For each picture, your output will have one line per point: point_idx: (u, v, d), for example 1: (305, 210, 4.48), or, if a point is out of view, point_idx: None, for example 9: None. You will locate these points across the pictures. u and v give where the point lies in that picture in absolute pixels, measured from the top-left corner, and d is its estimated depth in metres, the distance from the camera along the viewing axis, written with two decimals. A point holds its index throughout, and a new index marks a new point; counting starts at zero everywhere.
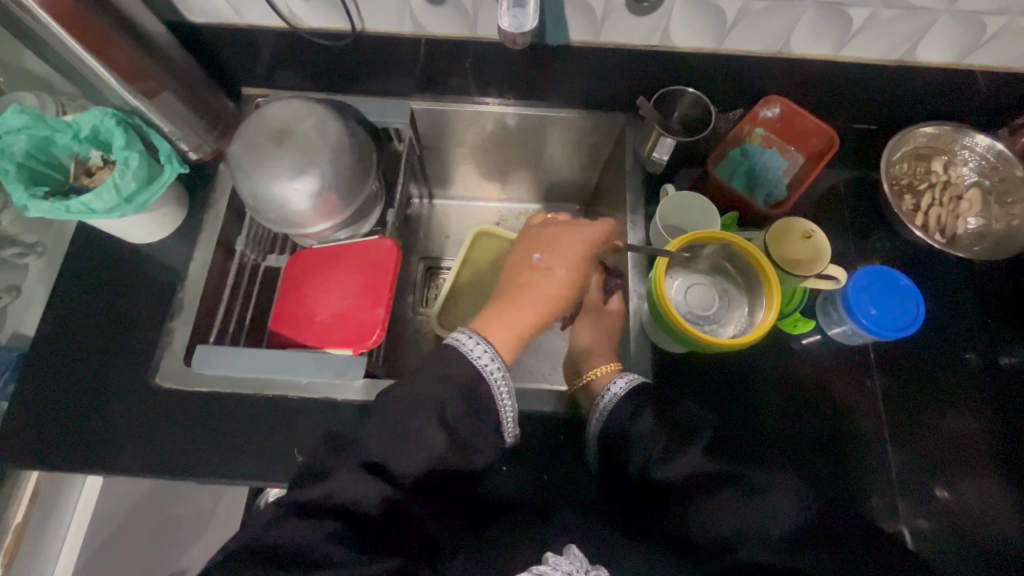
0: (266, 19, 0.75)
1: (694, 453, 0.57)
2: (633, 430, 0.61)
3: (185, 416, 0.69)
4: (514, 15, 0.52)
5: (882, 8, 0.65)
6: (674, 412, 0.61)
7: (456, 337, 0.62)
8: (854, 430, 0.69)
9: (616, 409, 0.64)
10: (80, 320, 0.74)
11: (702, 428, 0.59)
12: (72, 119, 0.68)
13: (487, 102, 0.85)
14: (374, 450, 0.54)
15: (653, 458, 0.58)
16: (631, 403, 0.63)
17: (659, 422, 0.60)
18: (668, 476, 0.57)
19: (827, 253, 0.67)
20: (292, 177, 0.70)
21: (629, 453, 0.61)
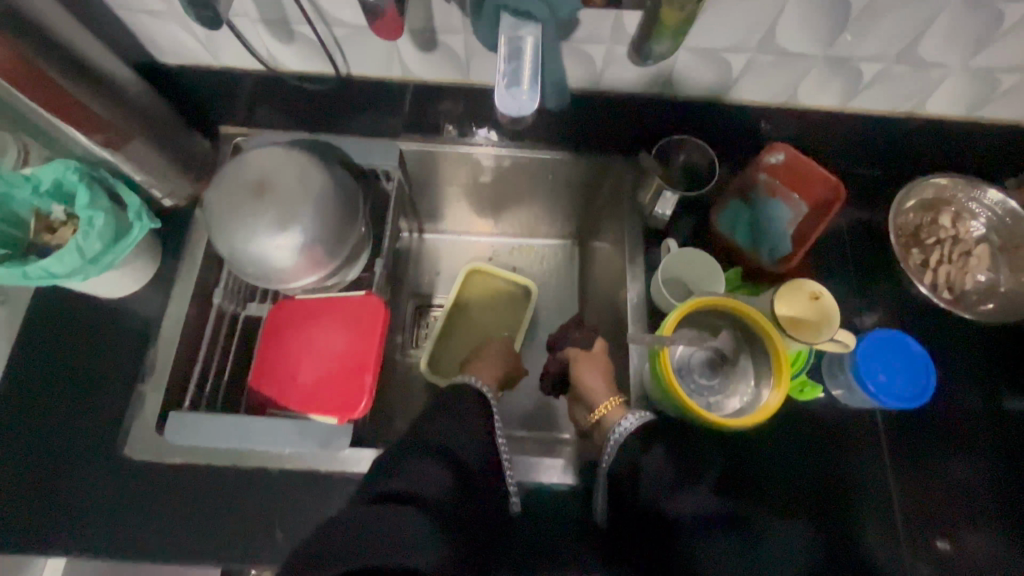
0: (245, 60, 0.70)
1: (705, 491, 0.56)
2: (644, 462, 0.59)
3: (157, 491, 0.65)
4: (512, 95, 0.44)
5: (894, 64, 0.61)
6: (688, 451, 0.59)
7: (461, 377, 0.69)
8: (856, 475, 0.67)
9: (626, 448, 0.61)
10: (43, 384, 0.69)
11: (709, 467, 0.58)
12: (29, 171, 0.63)
13: (479, 143, 0.79)
14: (444, 440, 0.59)
15: (663, 493, 0.56)
16: (644, 442, 0.60)
17: (670, 461, 0.58)
18: (677, 512, 0.55)
19: (837, 314, 0.64)
20: (272, 235, 0.66)
21: (637, 491, 0.58)
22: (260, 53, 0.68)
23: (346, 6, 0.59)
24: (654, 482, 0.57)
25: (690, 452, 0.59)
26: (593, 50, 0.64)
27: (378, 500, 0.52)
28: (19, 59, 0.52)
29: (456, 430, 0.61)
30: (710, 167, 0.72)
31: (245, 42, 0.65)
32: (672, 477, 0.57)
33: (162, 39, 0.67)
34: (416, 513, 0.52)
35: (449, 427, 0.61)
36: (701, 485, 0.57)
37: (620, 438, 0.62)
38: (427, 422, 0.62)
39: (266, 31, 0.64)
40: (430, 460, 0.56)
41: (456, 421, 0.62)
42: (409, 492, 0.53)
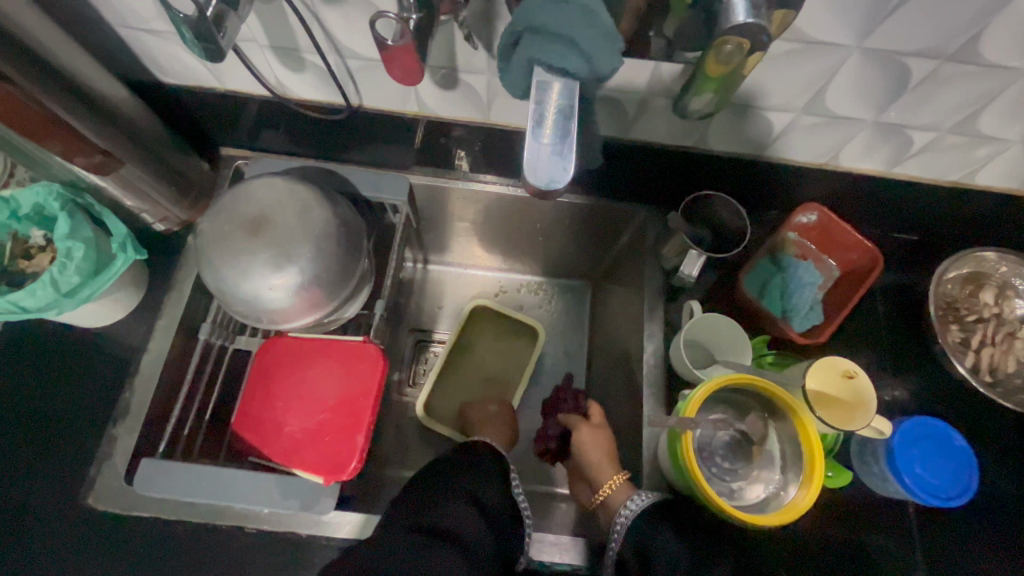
0: (252, 85, 0.66)
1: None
2: (653, 548, 0.53)
3: (121, 546, 0.59)
4: (543, 164, 0.38)
5: (948, 135, 0.57)
6: (704, 539, 0.53)
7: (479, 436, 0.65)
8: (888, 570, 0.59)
9: (634, 530, 0.55)
10: (10, 419, 0.64)
11: (724, 555, 0.52)
12: (8, 194, 0.58)
13: (484, 180, 0.75)
14: (475, 485, 0.58)
15: None
16: (653, 524, 0.55)
17: (685, 549, 0.52)
18: None
19: (873, 398, 0.59)
20: (266, 275, 0.61)
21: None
22: (268, 79, 0.64)
23: (362, 40, 0.55)
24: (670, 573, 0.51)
25: (702, 537, 0.53)
26: (623, 99, 0.60)
27: (415, 530, 0.53)
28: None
29: (482, 477, 0.59)
30: (739, 228, 0.67)
31: (252, 70, 0.60)
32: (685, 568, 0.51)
33: (165, 59, 0.63)
34: (449, 550, 0.52)
35: (471, 472, 0.59)
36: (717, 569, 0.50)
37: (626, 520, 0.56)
38: (441, 474, 0.59)
39: (275, 58, 0.60)
40: (464, 501, 0.56)
41: (475, 469, 0.60)
42: (442, 532, 0.53)
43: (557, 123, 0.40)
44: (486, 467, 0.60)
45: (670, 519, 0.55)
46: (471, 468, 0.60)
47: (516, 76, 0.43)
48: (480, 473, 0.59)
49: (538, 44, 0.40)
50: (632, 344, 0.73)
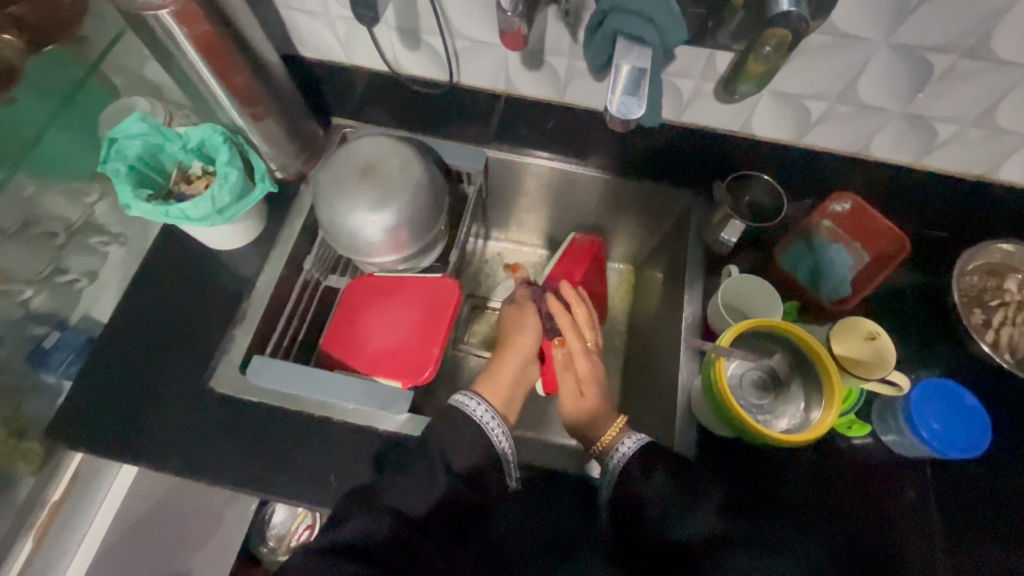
0: (372, 61, 0.81)
1: (712, 512, 0.57)
2: (646, 490, 0.59)
3: (232, 422, 0.71)
4: (624, 101, 0.49)
5: (971, 127, 0.65)
6: (690, 479, 0.59)
7: (460, 398, 0.64)
8: (900, 521, 0.65)
9: (626, 471, 0.61)
10: (152, 315, 0.78)
11: (712, 490, 0.58)
12: (182, 130, 0.73)
13: (538, 155, 0.83)
14: (393, 495, 0.56)
15: (667, 515, 0.57)
16: (645, 464, 0.60)
17: (674, 488, 0.58)
18: (682, 535, 0.56)
19: (892, 354, 0.65)
20: (370, 211, 0.72)
21: (646, 517, 0.58)
22: (387, 56, 0.78)
23: (473, 24, 0.69)
24: (659, 507, 0.57)
25: (696, 474, 0.60)
26: (680, 83, 0.71)
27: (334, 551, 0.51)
28: (214, 44, 0.62)
29: (410, 486, 0.57)
30: (775, 206, 0.76)
31: (379, 45, 0.75)
32: (676, 499, 0.57)
33: (310, 36, 0.79)
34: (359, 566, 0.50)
35: (405, 476, 0.58)
36: (705, 501, 0.57)
37: (621, 461, 0.62)
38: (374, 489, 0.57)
39: (398, 37, 0.74)
40: (373, 511, 0.54)
41: (410, 474, 0.58)
42: (343, 543, 0.52)
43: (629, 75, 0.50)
44: (419, 463, 0.59)
45: (666, 458, 0.61)
46: (408, 473, 0.58)
47: (601, 45, 0.54)
48: (400, 483, 0.57)
49: (623, 18, 0.52)
50: (671, 308, 0.81)
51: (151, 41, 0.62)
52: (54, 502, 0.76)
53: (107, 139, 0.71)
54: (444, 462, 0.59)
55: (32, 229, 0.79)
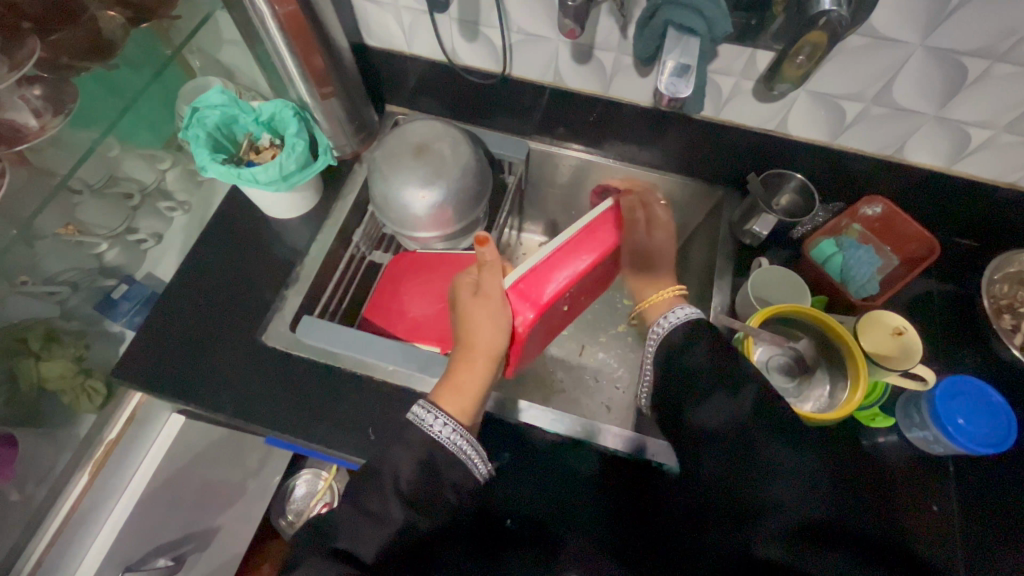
0: (430, 52, 0.87)
1: (737, 404, 0.59)
2: (681, 361, 0.65)
3: (281, 374, 0.76)
4: (672, 82, 0.54)
5: (1003, 132, 0.68)
6: (731, 357, 0.63)
7: (416, 412, 0.61)
8: (919, 516, 0.66)
9: (677, 331, 0.67)
10: (209, 274, 0.84)
11: (749, 378, 0.61)
12: (256, 105, 0.81)
13: (570, 148, 0.92)
14: (342, 535, 0.53)
15: (691, 400, 0.62)
16: (688, 333, 0.66)
17: (710, 361, 0.63)
18: (703, 418, 0.60)
19: (920, 352, 0.67)
20: (421, 185, 0.76)
21: (675, 387, 0.64)
22: (445, 47, 0.84)
23: (531, 17, 0.75)
24: (686, 382, 0.63)
25: (735, 360, 0.62)
26: (722, 82, 0.75)
27: None
28: (299, 24, 0.69)
29: (363, 521, 0.54)
30: (804, 207, 0.80)
31: (440, 37, 0.81)
32: (705, 380, 0.62)
33: (376, 26, 0.85)
34: None
35: (356, 514, 0.55)
36: (732, 390, 0.60)
37: (673, 322, 0.68)
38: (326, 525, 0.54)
39: (459, 30, 0.81)
40: (327, 558, 0.51)
41: (362, 513, 0.55)
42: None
43: (671, 65, 0.56)
44: (372, 493, 0.56)
45: (708, 333, 0.65)
46: (358, 509, 0.55)
47: (653, 34, 0.59)
48: (351, 518, 0.55)
49: (675, 11, 0.57)
50: (701, 299, 0.84)
51: (244, 18, 0.69)
52: (110, 441, 0.87)
53: (190, 108, 0.79)
54: (398, 489, 0.56)
55: (111, 188, 0.86)
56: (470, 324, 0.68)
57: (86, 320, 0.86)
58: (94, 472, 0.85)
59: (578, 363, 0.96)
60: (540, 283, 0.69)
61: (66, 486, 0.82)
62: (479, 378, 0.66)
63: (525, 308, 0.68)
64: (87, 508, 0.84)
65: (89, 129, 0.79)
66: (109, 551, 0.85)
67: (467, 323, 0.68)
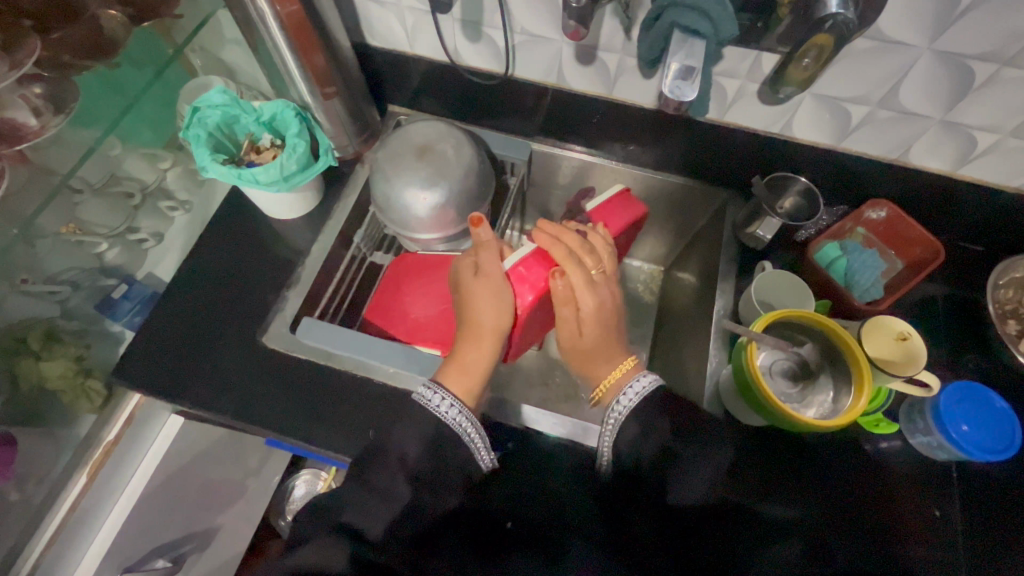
0: (432, 52, 0.87)
1: (715, 478, 0.58)
2: (646, 446, 0.59)
3: (282, 376, 0.76)
4: (677, 85, 0.54)
5: (1010, 137, 0.67)
6: (699, 438, 0.60)
7: (419, 392, 0.62)
8: (924, 524, 0.66)
9: (634, 413, 0.61)
10: (210, 274, 0.84)
11: (721, 449, 0.60)
12: (257, 105, 0.81)
13: (571, 150, 0.91)
14: (349, 513, 0.55)
15: (665, 481, 0.58)
16: (648, 411, 0.61)
17: (676, 444, 0.59)
18: (680, 495, 0.58)
19: (922, 356, 0.66)
20: (422, 187, 0.75)
21: (641, 474, 0.59)
22: (448, 47, 0.84)
23: (535, 17, 0.74)
24: (655, 462, 0.59)
25: (703, 435, 0.60)
26: (727, 85, 0.75)
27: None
28: (301, 24, 0.68)
29: (370, 497, 0.56)
30: (808, 210, 0.80)
31: (442, 37, 0.81)
32: (677, 456, 0.59)
33: (379, 26, 0.85)
34: None
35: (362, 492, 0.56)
36: (708, 465, 0.59)
37: (630, 404, 0.62)
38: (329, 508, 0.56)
39: (462, 30, 0.80)
40: (333, 534, 0.53)
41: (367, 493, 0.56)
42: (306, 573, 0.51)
43: (675, 67, 0.55)
44: (378, 469, 0.58)
45: (669, 411, 0.61)
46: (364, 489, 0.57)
47: (658, 36, 0.59)
48: (358, 495, 0.56)
49: (680, 13, 0.56)
50: (704, 302, 0.83)
51: (246, 18, 0.69)
52: (108, 443, 0.86)
53: (191, 108, 0.78)
54: (405, 466, 0.58)
55: (113, 187, 0.86)
56: (472, 303, 0.68)
57: (86, 320, 0.85)
58: (92, 474, 0.84)
59: None
60: (539, 265, 0.70)
61: (65, 487, 0.81)
62: (481, 358, 0.66)
63: (525, 288, 0.68)
64: (86, 508, 0.83)
65: (91, 128, 0.79)
66: (110, 551, 0.85)
67: (469, 303, 0.68)
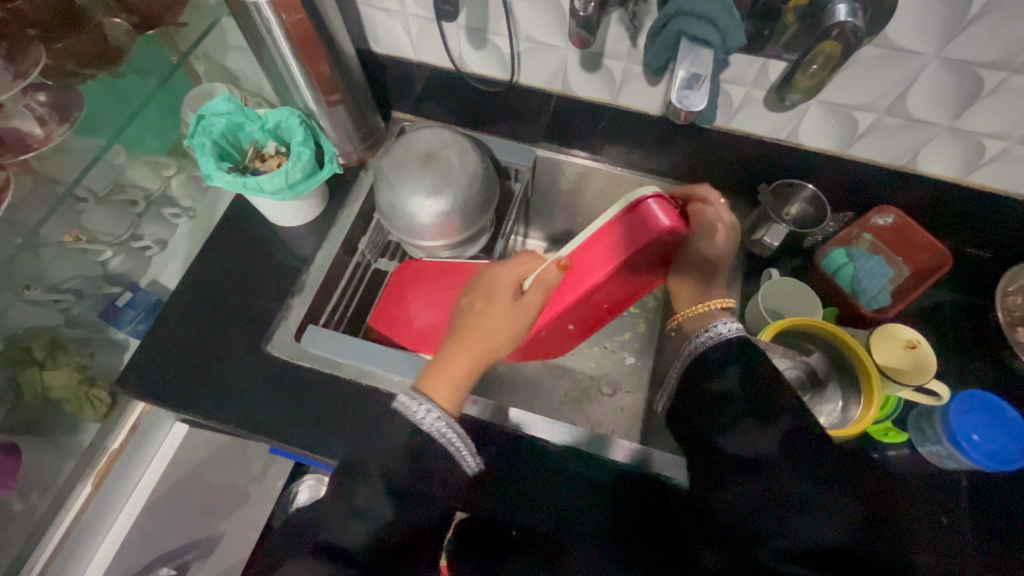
0: (436, 59, 0.87)
1: (769, 436, 0.57)
2: (715, 385, 0.62)
3: (285, 385, 0.75)
4: (683, 94, 0.54)
5: (1018, 144, 0.67)
6: (767, 384, 0.60)
7: (401, 400, 0.60)
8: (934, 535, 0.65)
9: (716, 350, 0.64)
10: (214, 282, 0.83)
11: (786, 411, 0.58)
12: (262, 112, 0.81)
13: (574, 154, 0.89)
14: (327, 531, 0.54)
15: (720, 427, 0.59)
16: (724, 354, 0.63)
17: (744, 385, 0.60)
18: (730, 444, 0.58)
19: (932, 365, 0.66)
20: (427, 194, 0.75)
21: (699, 412, 0.62)
22: (453, 54, 0.84)
23: (540, 26, 0.74)
24: (715, 405, 0.60)
25: (772, 391, 0.59)
26: (733, 91, 0.74)
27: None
28: (306, 33, 0.68)
29: (347, 518, 0.55)
30: (815, 217, 0.79)
31: (447, 45, 0.81)
32: (738, 406, 0.59)
33: (385, 34, 0.85)
34: None
35: (343, 518, 0.55)
36: (765, 423, 0.58)
37: (712, 340, 0.64)
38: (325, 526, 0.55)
39: (467, 38, 0.80)
40: (318, 556, 0.53)
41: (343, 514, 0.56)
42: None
43: (682, 75, 0.55)
44: (359, 488, 0.57)
45: (744, 359, 0.62)
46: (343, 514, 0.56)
47: (664, 44, 0.59)
48: (344, 522, 0.55)
49: (685, 22, 0.56)
50: None
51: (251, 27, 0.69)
52: (114, 450, 0.86)
53: (196, 116, 0.78)
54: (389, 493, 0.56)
55: (117, 196, 0.86)
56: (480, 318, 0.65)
57: (90, 328, 0.85)
58: (98, 482, 0.84)
59: (586, 372, 0.95)
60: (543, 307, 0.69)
61: (70, 496, 0.81)
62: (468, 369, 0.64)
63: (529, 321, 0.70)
64: (93, 515, 0.84)
65: (96, 136, 0.79)
66: (115, 556, 0.88)
67: (478, 311, 0.66)
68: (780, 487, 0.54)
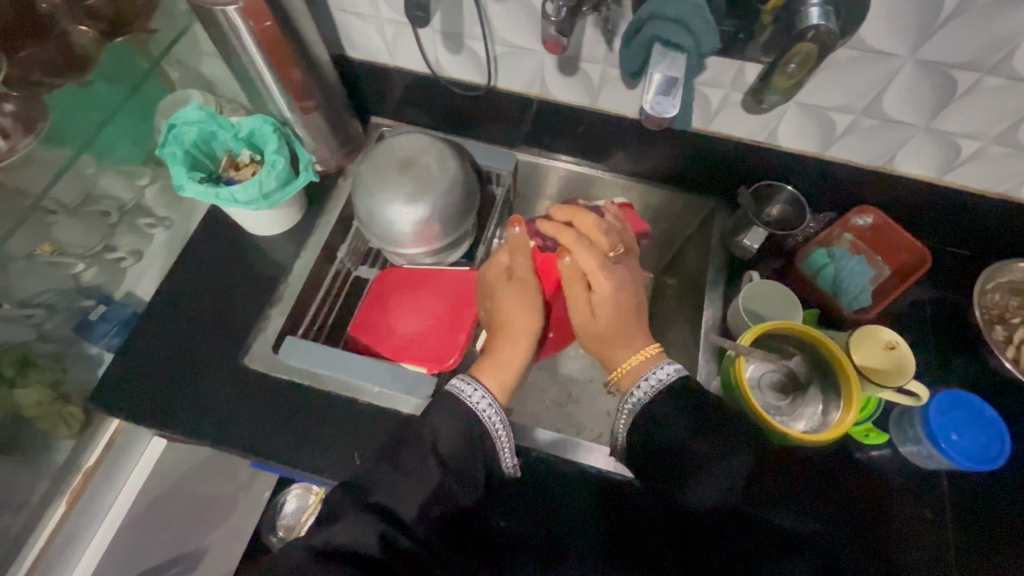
0: (412, 64, 0.85)
1: (735, 479, 0.57)
2: (665, 437, 0.60)
3: (264, 397, 0.74)
4: (657, 100, 0.53)
5: (993, 144, 0.67)
6: (722, 427, 0.59)
7: (456, 383, 0.63)
8: (918, 535, 0.66)
9: (663, 392, 0.62)
10: (190, 293, 0.82)
11: (744, 448, 0.58)
12: (235, 120, 0.79)
13: (560, 159, 0.90)
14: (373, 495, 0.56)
15: (683, 481, 0.58)
16: (667, 399, 0.62)
17: (695, 434, 0.59)
18: (697, 495, 0.57)
19: (910, 366, 0.66)
20: (404, 202, 0.74)
21: (656, 467, 0.60)
22: (429, 59, 0.83)
23: (515, 30, 0.73)
24: (671, 462, 0.59)
25: (726, 434, 0.59)
26: (711, 94, 0.74)
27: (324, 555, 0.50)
28: (276, 40, 0.67)
29: (397, 482, 0.56)
30: (797, 218, 0.79)
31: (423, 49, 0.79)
32: (694, 457, 0.58)
33: (359, 39, 0.83)
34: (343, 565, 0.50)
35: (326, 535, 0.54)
36: (727, 467, 0.57)
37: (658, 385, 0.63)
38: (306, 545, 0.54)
39: (442, 43, 0.79)
40: (368, 513, 0.54)
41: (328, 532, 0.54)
42: (340, 549, 0.51)
43: (657, 79, 0.54)
44: (339, 504, 0.56)
45: (691, 400, 0.61)
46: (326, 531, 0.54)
47: (639, 48, 0.58)
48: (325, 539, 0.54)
49: (659, 26, 0.55)
50: (693, 311, 0.83)
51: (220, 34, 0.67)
52: (87, 468, 0.84)
53: (167, 125, 0.77)
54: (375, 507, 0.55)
55: (90, 207, 0.84)
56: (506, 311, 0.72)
57: (64, 342, 0.83)
58: (73, 500, 0.83)
59: (571, 376, 0.94)
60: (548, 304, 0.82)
61: (44, 516, 0.80)
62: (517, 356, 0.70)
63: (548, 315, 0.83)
64: (68, 533, 0.83)
65: (64, 146, 0.77)
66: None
67: (496, 311, 0.72)
68: (767, 523, 0.57)
